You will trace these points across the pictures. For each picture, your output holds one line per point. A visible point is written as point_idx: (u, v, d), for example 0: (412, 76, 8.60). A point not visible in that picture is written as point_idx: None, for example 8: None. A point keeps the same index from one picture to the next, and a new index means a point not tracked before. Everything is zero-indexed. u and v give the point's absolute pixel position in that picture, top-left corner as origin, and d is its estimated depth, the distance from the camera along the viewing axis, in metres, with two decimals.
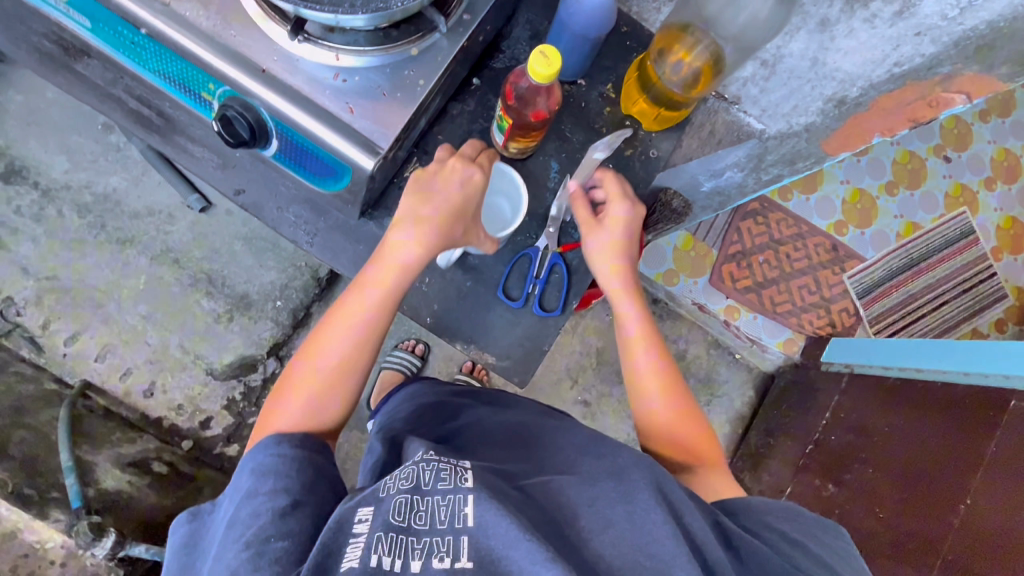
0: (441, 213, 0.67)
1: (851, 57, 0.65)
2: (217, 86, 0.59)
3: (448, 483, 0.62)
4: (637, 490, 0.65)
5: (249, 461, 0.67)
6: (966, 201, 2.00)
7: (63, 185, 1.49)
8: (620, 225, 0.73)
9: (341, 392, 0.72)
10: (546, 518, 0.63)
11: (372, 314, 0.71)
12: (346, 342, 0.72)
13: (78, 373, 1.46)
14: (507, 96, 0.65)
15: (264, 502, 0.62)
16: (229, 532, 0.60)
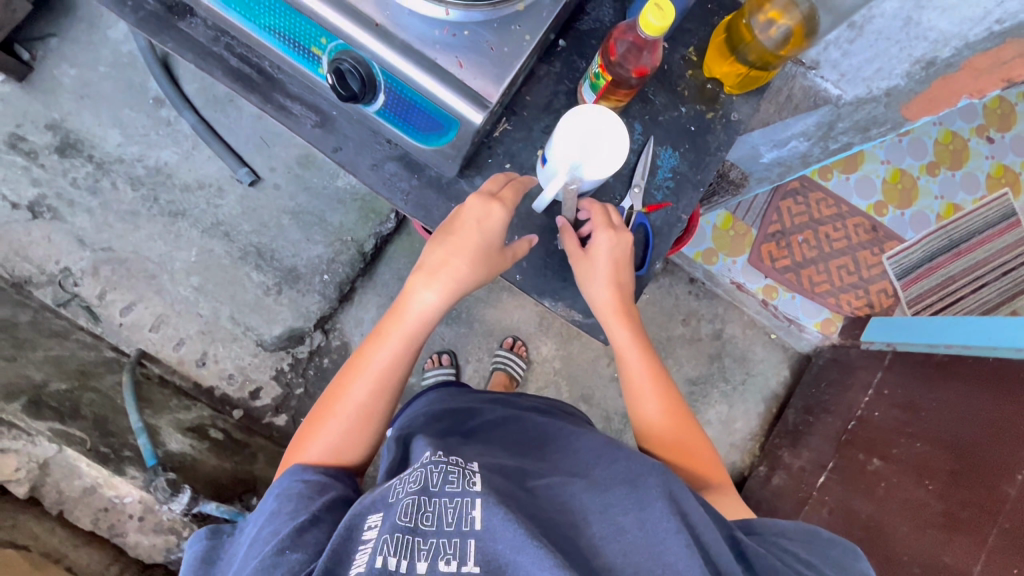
0: (460, 262, 0.72)
1: (949, 17, 0.65)
2: (329, 40, 0.60)
3: (456, 486, 0.68)
4: (651, 497, 0.69)
5: (277, 486, 0.74)
6: (1008, 182, 1.97)
7: (117, 159, 1.52)
8: (607, 258, 0.73)
9: (365, 430, 0.81)
10: (562, 520, 0.68)
11: (392, 361, 0.79)
12: (371, 385, 0.80)
13: (133, 342, 1.50)
14: (609, 52, 0.67)
15: (285, 520, 0.68)
16: (252, 548, 0.67)
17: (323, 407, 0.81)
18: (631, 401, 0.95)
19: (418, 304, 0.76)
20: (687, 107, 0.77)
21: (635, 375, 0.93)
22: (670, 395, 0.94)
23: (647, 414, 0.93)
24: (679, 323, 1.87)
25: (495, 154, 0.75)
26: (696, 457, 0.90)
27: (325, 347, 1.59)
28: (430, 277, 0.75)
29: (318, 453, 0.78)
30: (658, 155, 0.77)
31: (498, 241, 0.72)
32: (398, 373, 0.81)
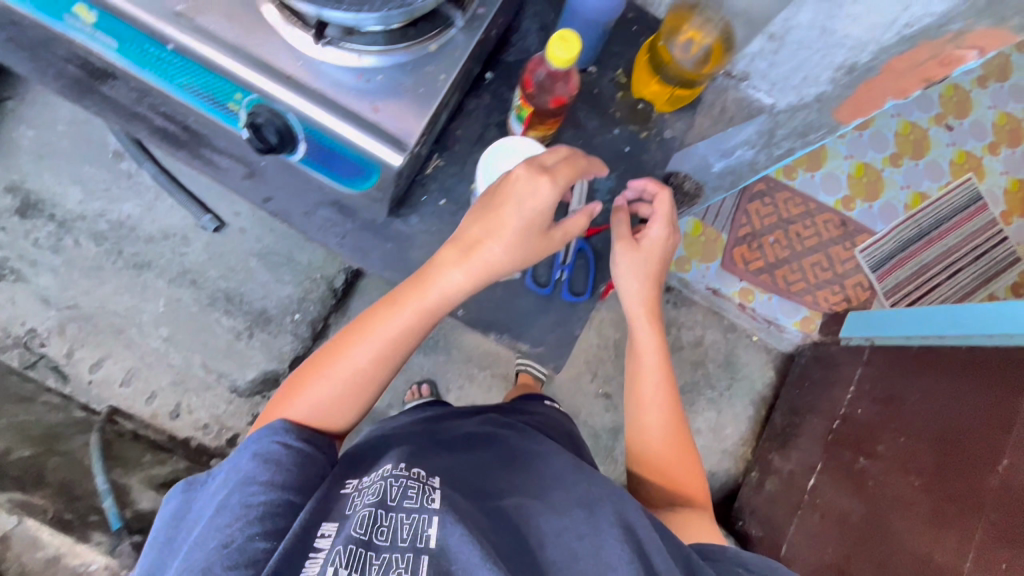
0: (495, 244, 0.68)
1: (861, 23, 0.66)
2: (245, 95, 0.60)
3: (414, 501, 0.66)
4: (605, 523, 0.71)
5: (254, 445, 0.70)
6: (971, 167, 2.00)
7: (79, 216, 1.51)
8: (648, 256, 0.79)
9: (355, 399, 0.77)
10: (522, 544, 0.68)
11: (400, 340, 0.75)
12: (374, 357, 0.76)
13: (104, 399, 1.47)
14: (526, 85, 0.68)
15: (258, 492, 0.64)
16: (217, 517, 0.62)
17: (322, 360, 0.78)
18: (632, 407, 0.98)
19: (448, 281, 0.71)
20: None
21: (644, 382, 0.97)
22: (674, 414, 0.96)
23: (647, 424, 0.96)
24: None
25: (429, 190, 0.74)
26: (679, 480, 0.92)
27: None
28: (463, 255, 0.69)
29: (308, 409, 0.76)
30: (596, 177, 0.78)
31: (540, 228, 0.68)
32: (405, 352, 0.76)
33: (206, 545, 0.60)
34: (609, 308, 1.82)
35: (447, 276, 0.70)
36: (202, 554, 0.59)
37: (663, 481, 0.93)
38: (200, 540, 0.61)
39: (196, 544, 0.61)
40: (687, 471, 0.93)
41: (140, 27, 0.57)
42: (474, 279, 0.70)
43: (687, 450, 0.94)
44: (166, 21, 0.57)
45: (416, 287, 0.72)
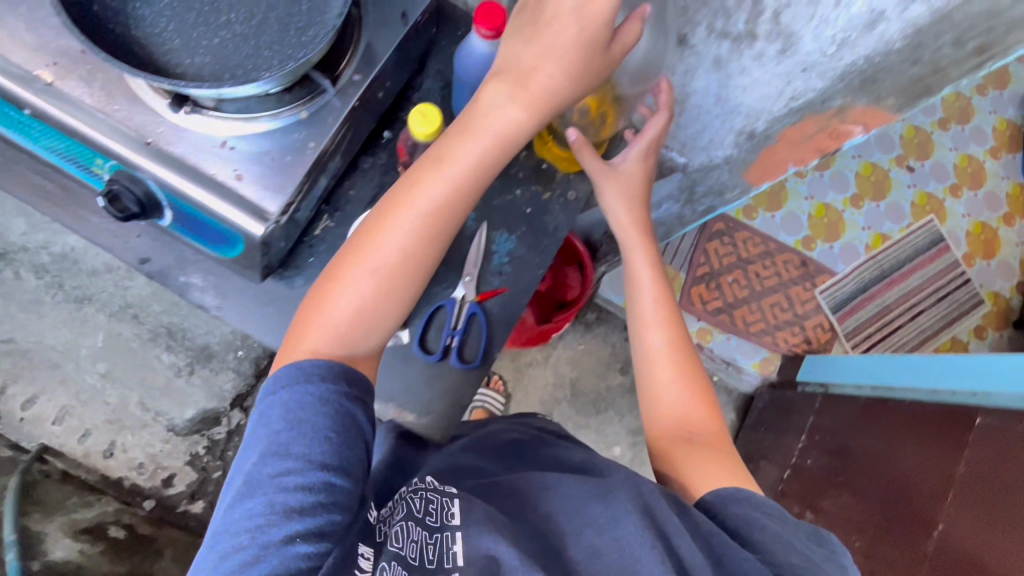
0: (550, 68, 0.58)
1: (751, 93, 0.65)
2: (105, 161, 0.58)
3: (435, 518, 0.60)
4: (622, 512, 0.60)
5: (284, 398, 0.56)
6: (933, 209, 1.99)
7: (20, 248, 1.49)
8: (627, 177, 0.76)
9: (400, 290, 0.62)
10: (544, 546, 0.60)
11: (450, 199, 0.61)
12: (418, 230, 0.61)
13: (35, 437, 1.43)
14: (399, 153, 0.71)
15: (294, 474, 0.53)
16: (251, 504, 0.52)
17: (339, 262, 0.62)
18: (635, 333, 0.82)
19: (498, 123, 0.60)
20: (522, 189, 0.76)
21: (645, 306, 0.81)
22: (679, 331, 0.81)
23: (652, 352, 0.80)
24: (617, 373, 1.80)
25: (317, 253, 0.69)
26: (692, 422, 0.75)
27: (244, 426, 1.52)
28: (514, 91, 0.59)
29: (341, 326, 0.60)
30: (494, 240, 0.74)
31: (599, 44, 0.57)
32: (455, 214, 0.62)
33: (240, 537, 0.52)
34: (565, 346, 1.78)
35: (499, 111, 0.59)
36: (237, 545, 0.52)
37: (677, 426, 0.75)
38: (227, 523, 0.53)
39: (231, 530, 0.53)
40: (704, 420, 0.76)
41: None
42: (536, 115, 0.60)
43: (695, 374, 0.78)
44: (20, 86, 0.55)
45: (456, 135, 0.60)
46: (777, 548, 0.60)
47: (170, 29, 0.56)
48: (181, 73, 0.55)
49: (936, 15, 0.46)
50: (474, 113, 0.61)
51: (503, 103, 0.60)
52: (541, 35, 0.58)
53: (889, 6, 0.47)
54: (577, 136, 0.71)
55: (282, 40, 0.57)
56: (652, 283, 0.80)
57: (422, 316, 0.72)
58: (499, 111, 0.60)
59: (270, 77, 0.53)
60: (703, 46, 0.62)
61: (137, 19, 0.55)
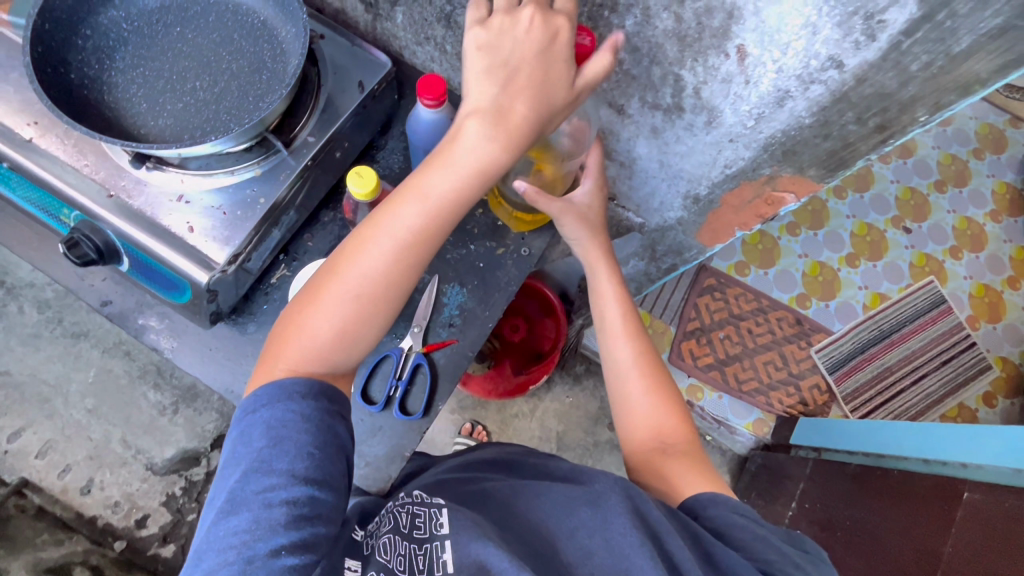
0: (526, 109, 0.51)
1: (688, 160, 0.67)
2: (71, 211, 0.63)
3: (423, 531, 0.58)
4: (613, 513, 0.57)
5: (264, 416, 0.51)
6: (932, 270, 1.95)
7: (27, 284, 1.56)
8: (585, 211, 0.71)
9: (378, 319, 0.55)
10: (531, 549, 0.57)
11: (430, 231, 0.53)
12: (391, 260, 0.53)
13: (17, 470, 1.44)
14: (345, 211, 0.72)
15: (281, 487, 0.48)
16: (234, 521, 0.47)
17: (314, 283, 0.55)
18: (603, 347, 0.75)
19: (469, 151, 0.51)
20: (476, 245, 0.78)
21: (611, 316, 0.74)
22: (647, 341, 0.75)
23: (622, 367, 0.73)
24: (605, 428, 1.67)
25: (270, 300, 0.72)
26: (668, 431, 0.69)
27: None
28: (486, 114, 0.51)
29: (314, 356, 0.54)
30: (444, 292, 0.76)
31: (569, 88, 0.53)
32: (436, 242, 0.55)
33: (225, 555, 0.46)
34: (553, 398, 1.68)
35: (469, 136, 0.51)
36: (222, 563, 0.46)
37: (653, 438, 0.69)
38: (209, 541, 0.47)
39: (213, 549, 0.46)
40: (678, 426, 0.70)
41: None
42: (515, 156, 0.53)
43: (668, 383, 0.73)
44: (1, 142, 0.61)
45: (430, 163, 0.53)
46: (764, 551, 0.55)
47: (139, 95, 0.61)
48: (145, 134, 0.60)
49: (834, 94, 0.48)
50: (448, 142, 0.52)
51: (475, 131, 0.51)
52: (516, 78, 0.50)
53: (792, 87, 0.50)
54: (526, 186, 0.64)
55: (241, 105, 0.62)
56: (615, 297, 0.74)
57: (367, 365, 0.74)
58: (468, 151, 0.51)
59: (224, 138, 0.58)
60: (640, 116, 0.65)
61: (111, 86, 0.61)
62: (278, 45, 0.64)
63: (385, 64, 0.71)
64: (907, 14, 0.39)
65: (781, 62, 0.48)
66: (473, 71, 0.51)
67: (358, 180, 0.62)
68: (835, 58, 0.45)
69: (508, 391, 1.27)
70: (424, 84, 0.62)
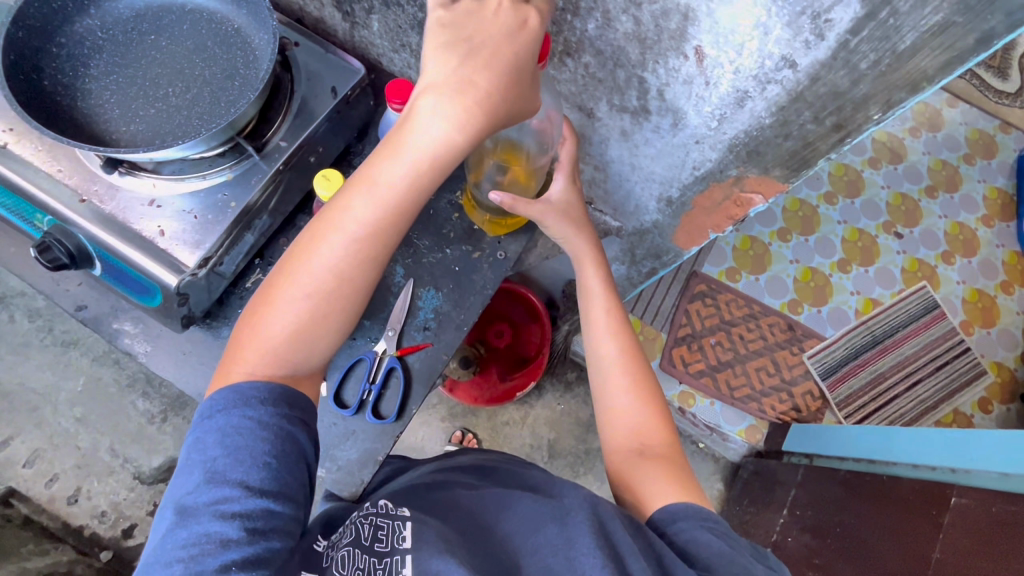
0: (480, 88, 0.48)
1: (658, 162, 0.68)
2: (44, 216, 0.63)
3: (384, 544, 0.56)
4: (579, 531, 0.56)
5: (220, 421, 0.50)
6: (924, 275, 1.94)
7: (18, 292, 1.56)
8: (563, 206, 0.70)
9: (339, 310, 0.55)
10: (493, 564, 0.56)
11: (386, 219, 0.53)
12: (350, 250, 0.53)
13: (5, 480, 1.44)
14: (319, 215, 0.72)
15: (234, 498, 0.47)
16: (184, 533, 0.46)
17: (274, 278, 0.55)
18: (588, 344, 0.75)
19: (427, 139, 0.50)
20: (452, 248, 0.78)
21: (595, 312, 0.74)
22: (633, 339, 0.74)
23: (606, 362, 0.73)
24: (596, 435, 1.65)
25: (245, 305, 0.72)
26: (647, 434, 0.69)
27: None
28: (443, 100, 0.48)
29: (275, 352, 0.54)
30: (419, 296, 0.76)
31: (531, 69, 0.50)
32: (397, 231, 0.55)
33: (172, 569, 0.45)
34: (544, 405, 1.66)
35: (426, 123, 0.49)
36: None
37: (631, 439, 0.69)
38: (157, 554, 0.46)
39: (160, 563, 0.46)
40: (659, 428, 0.70)
41: None
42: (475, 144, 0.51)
43: (650, 383, 0.72)
44: None
45: (385, 151, 0.52)
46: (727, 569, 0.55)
47: (112, 101, 0.62)
48: (117, 139, 0.61)
49: (791, 94, 0.48)
50: (402, 127, 0.51)
51: (431, 118, 0.49)
52: (473, 56, 0.48)
53: (750, 87, 0.50)
54: (503, 198, 0.64)
55: (212, 110, 0.63)
56: (603, 294, 0.74)
57: (340, 367, 0.74)
58: (421, 137, 0.50)
59: (194, 141, 0.58)
60: (609, 118, 0.66)
61: (84, 92, 0.62)
62: (252, 51, 0.65)
63: (358, 70, 0.72)
64: (853, 12, 0.40)
65: (738, 63, 0.49)
66: (427, 50, 0.49)
67: (326, 184, 0.63)
68: (788, 58, 0.45)
69: (495, 398, 1.26)
70: (394, 88, 0.63)
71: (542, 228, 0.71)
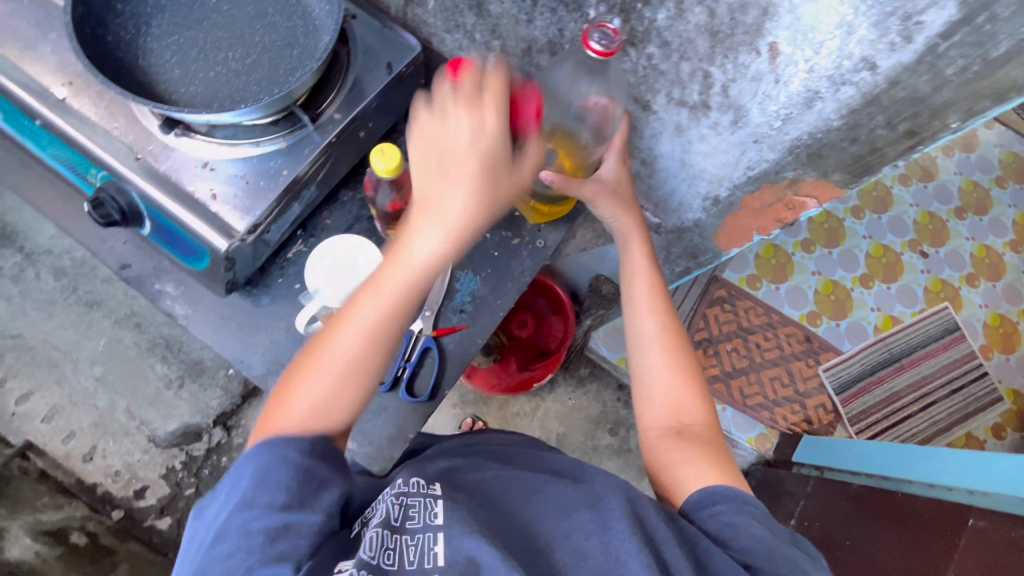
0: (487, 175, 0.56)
1: (711, 160, 0.67)
2: (98, 171, 0.64)
3: (417, 521, 0.54)
4: (612, 517, 0.56)
5: (250, 464, 0.51)
6: (947, 296, 1.92)
7: (46, 251, 1.56)
8: (615, 185, 0.70)
9: (363, 379, 0.56)
10: (524, 546, 0.55)
11: (408, 293, 0.56)
12: (374, 322, 0.55)
13: (23, 433, 1.44)
14: (366, 187, 0.69)
15: (262, 516, 0.48)
16: (220, 548, 0.48)
17: (303, 352, 0.57)
18: (628, 320, 0.75)
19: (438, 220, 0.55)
20: (493, 233, 0.78)
21: (636, 287, 0.74)
22: (673, 316, 0.74)
23: (646, 342, 0.73)
24: (605, 433, 1.65)
25: (286, 275, 0.73)
26: (685, 412, 0.70)
27: (223, 446, 1.48)
28: (453, 187, 0.56)
29: (302, 417, 0.54)
30: (457, 278, 0.76)
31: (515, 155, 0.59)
32: (417, 303, 0.57)
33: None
34: (555, 398, 1.66)
35: (438, 210, 0.56)
36: None
37: (669, 418, 0.70)
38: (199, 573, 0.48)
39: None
40: (696, 411, 0.70)
41: (16, 103, 0.63)
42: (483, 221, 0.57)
43: (689, 364, 0.73)
44: (38, 101, 0.62)
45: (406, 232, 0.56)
46: (762, 556, 0.55)
47: (173, 61, 0.62)
48: (176, 99, 0.61)
49: (865, 97, 0.48)
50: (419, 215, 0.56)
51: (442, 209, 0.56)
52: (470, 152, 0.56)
53: (822, 87, 0.49)
54: (552, 177, 0.64)
55: (271, 77, 0.63)
56: (647, 272, 0.74)
57: None
58: (440, 217, 0.55)
59: (253, 106, 0.58)
60: (665, 112, 0.65)
61: (146, 51, 0.62)
62: (312, 21, 0.65)
63: (414, 48, 0.72)
64: (946, 16, 0.40)
65: (813, 61, 0.48)
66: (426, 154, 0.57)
67: (381, 157, 0.62)
68: (868, 59, 0.45)
69: (511, 386, 1.27)
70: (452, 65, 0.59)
71: (593, 209, 0.71)
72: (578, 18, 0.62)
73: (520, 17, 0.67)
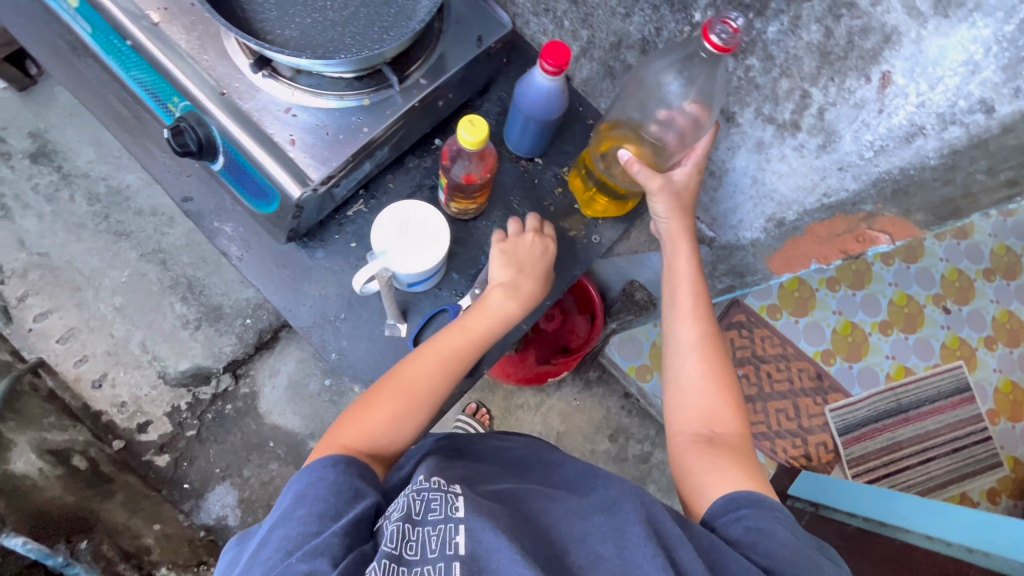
0: (532, 282, 0.71)
1: (787, 181, 0.66)
2: (181, 101, 0.64)
3: (439, 513, 0.52)
4: (627, 521, 0.56)
5: (304, 479, 0.55)
6: (963, 355, 1.91)
7: (83, 173, 1.54)
8: (680, 190, 0.69)
9: (419, 414, 0.64)
10: (538, 546, 0.54)
11: (463, 355, 0.66)
12: (435, 373, 0.64)
13: (36, 350, 1.44)
14: (443, 157, 0.69)
15: (302, 520, 0.51)
16: (260, 552, 0.50)
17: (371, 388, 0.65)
18: (667, 325, 0.75)
19: (497, 298, 0.68)
20: (550, 222, 0.79)
21: (680, 291, 0.74)
22: (712, 325, 0.74)
23: (683, 348, 0.73)
24: (605, 438, 1.65)
25: (343, 232, 0.73)
26: (717, 421, 0.70)
27: (230, 393, 1.49)
28: (512, 277, 0.70)
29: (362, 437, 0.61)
30: None
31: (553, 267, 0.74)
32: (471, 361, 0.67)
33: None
34: (560, 397, 1.65)
35: (499, 290, 0.69)
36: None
37: (699, 425, 0.70)
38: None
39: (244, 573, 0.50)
40: (729, 422, 0.70)
41: (108, 20, 0.62)
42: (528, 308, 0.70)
43: (727, 372, 0.73)
44: (131, 20, 0.61)
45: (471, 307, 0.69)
46: (786, 561, 0.55)
47: (272, 2, 0.63)
48: (270, 40, 0.61)
49: (972, 139, 0.49)
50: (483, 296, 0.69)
51: (501, 291, 0.69)
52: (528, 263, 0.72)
53: (929, 123, 0.50)
54: (630, 157, 0.67)
55: (365, 32, 0.63)
56: (689, 274, 0.73)
57: (423, 314, 0.73)
58: (496, 304, 0.68)
59: (347, 59, 0.58)
60: (750, 126, 0.65)
61: None
62: None
63: (504, 25, 0.71)
64: None
65: (926, 96, 0.49)
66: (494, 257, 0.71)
67: (468, 128, 0.61)
68: (988, 102, 0.46)
69: (526, 378, 1.27)
70: (549, 49, 0.62)
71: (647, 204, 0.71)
72: (681, 19, 0.62)
73: (618, 10, 0.67)
